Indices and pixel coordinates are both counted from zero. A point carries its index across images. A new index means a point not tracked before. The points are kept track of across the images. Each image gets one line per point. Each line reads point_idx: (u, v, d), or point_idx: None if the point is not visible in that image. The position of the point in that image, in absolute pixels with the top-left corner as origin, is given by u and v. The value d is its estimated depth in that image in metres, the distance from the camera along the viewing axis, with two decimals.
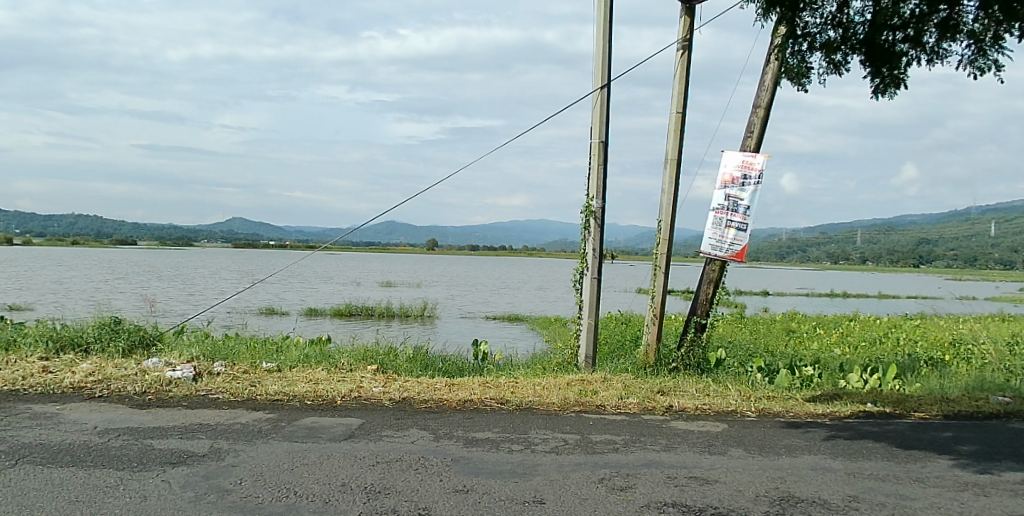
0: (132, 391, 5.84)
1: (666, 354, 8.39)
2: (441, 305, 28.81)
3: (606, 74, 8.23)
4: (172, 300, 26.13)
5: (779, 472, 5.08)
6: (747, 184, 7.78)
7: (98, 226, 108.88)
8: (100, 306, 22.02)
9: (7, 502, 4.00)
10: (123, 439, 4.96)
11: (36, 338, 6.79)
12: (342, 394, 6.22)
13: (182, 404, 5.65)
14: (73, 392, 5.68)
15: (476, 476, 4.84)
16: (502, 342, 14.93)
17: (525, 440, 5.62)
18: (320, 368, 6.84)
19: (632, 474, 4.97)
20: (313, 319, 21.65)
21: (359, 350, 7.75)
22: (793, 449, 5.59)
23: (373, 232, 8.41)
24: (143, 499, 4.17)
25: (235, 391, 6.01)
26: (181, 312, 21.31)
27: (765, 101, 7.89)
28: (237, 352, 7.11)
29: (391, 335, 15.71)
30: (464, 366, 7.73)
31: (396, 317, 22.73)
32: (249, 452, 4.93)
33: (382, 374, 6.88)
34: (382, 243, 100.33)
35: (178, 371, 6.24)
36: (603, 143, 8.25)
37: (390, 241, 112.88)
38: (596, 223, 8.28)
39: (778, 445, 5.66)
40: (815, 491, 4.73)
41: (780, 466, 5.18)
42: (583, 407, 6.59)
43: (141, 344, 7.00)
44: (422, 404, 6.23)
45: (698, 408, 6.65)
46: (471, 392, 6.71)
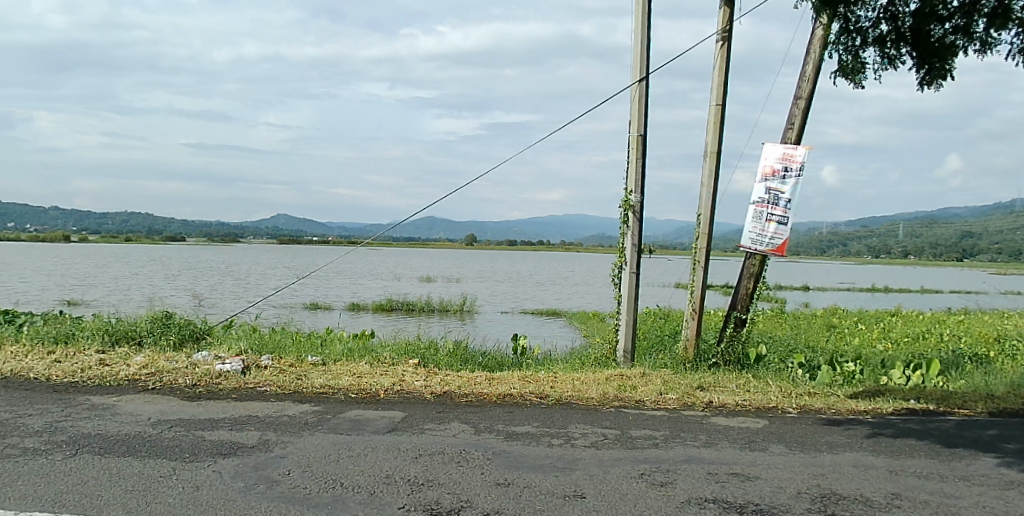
0: (184, 383, 6.02)
1: (706, 349, 8.31)
2: (480, 300, 28.97)
3: (645, 67, 8.18)
4: (221, 295, 26.75)
5: (820, 469, 5.02)
6: (789, 177, 7.67)
7: (148, 222, 111.85)
8: (152, 302, 22.59)
9: (68, 491, 4.17)
10: (175, 430, 5.12)
11: (92, 331, 7.03)
12: (385, 387, 6.32)
13: (232, 397, 5.80)
14: (128, 385, 5.88)
15: (518, 470, 4.88)
16: (540, 337, 14.96)
17: (565, 434, 5.66)
18: (362, 362, 6.96)
19: (672, 471, 4.96)
20: (356, 313, 21.91)
21: (400, 343, 7.86)
22: (834, 446, 5.52)
23: (413, 227, 8.52)
24: (195, 489, 4.31)
25: (282, 385, 6.14)
26: (228, 307, 21.86)
27: (806, 91, 7.76)
28: (283, 346, 7.27)
29: (432, 330, 15.93)
30: (503, 360, 7.78)
31: (435, 312, 22.98)
32: (296, 444, 5.06)
33: (422, 368, 6.97)
34: (419, 238, 101.02)
35: (227, 364, 6.41)
36: (641, 136, 8.20)
37: (426, 237, 113.83)
38: (635, 217, 8.24)
39: (819, 442, 5.59)
40: (856, 488, 4.67)
41: (821, 463, 5.12)
42: (622, 402, 6.59)
43: (191, 337, 7.20)
44: (463, 398, 6.31)
45: (739, 405, 6.60)
46: (511, 386, 6.78)
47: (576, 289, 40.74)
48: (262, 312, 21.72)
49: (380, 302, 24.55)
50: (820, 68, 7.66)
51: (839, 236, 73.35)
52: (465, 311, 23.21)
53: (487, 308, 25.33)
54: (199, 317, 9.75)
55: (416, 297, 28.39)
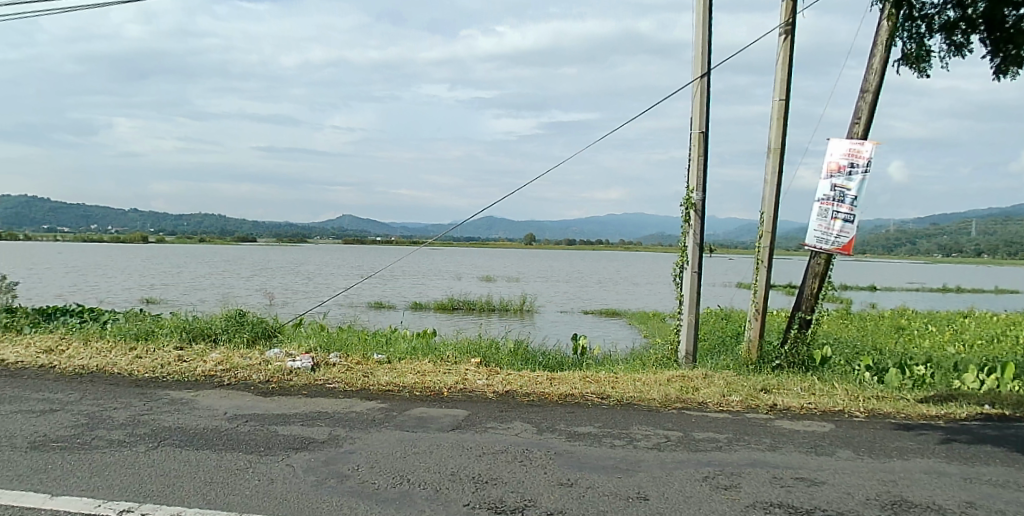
0: (257, 379, 6.22)
1: (769, 350, 8.13)
2: (538, 299, 29.05)
3: (706, 63, 8.05)
4: (289, 294, 27.56)
5: (890, 475, 4.86)
6: (855, 173, 7.43)
7: (217, 223, 115.92)
8: (226, 300, 23.43)
9: (151, 482, 4.37)
10: (250, 424, 5.30)
11: (171, 329, 7.33)
12: (448, 385, 6.39)
13: (302, 393, 5.97)
14: (205, 380, 6.10)
15: (582, 471, 4.88)
16: (600, 337, 14.88)
17: (627, 435, 5.62)
18: (426, 360, 7.05)
19: (736, 474, 4.88)
20: (418, 312, 22.24)
21: (462, 342, 7.95)
22: (905, 451, 5.33)
23: (473, 227, 8.59)
24: (270, 482, 4.46)
25: (350, 381, 6.28)
26: (297, 305, 22.49)
27: (873, 84, 7.50)
28: (349, 344, 7.43)
29: (493, 329, 16.07)
30: (564, 360, 7.77)
31: (495, 311, 23.13)
32: (364, 439, 5.17)
33: (484, 366, 7.02)
34: (476, 237, 101.84)
35: (297, 361, 6.59)
36: (703, 133, 8.08)
37: (483, 236, 114.63)
38: (697, 215, 8.12)
39: (888, 447, 5.41)
40: (928, 495, 4.51)
41: (891, 469, 4.96)
42: (685, 404, 6.50)
43: (263, 335, 7.43)
44: (525, 397, 6.34)
45: (805, 408, 6.43)
46: (573, 386, 6.76)
47: (635, 288, 40.40)
48: (329, 311, 22.27)
49: (442, 301, 24.85)
50: (888, 60, 7.40)
51: (908, 234, 70.67)
52: (525, 310, 23.29)
53: (547, 307, 25.35)
54: (270, 315, 10.08)
55: (477, 296, 28.60)
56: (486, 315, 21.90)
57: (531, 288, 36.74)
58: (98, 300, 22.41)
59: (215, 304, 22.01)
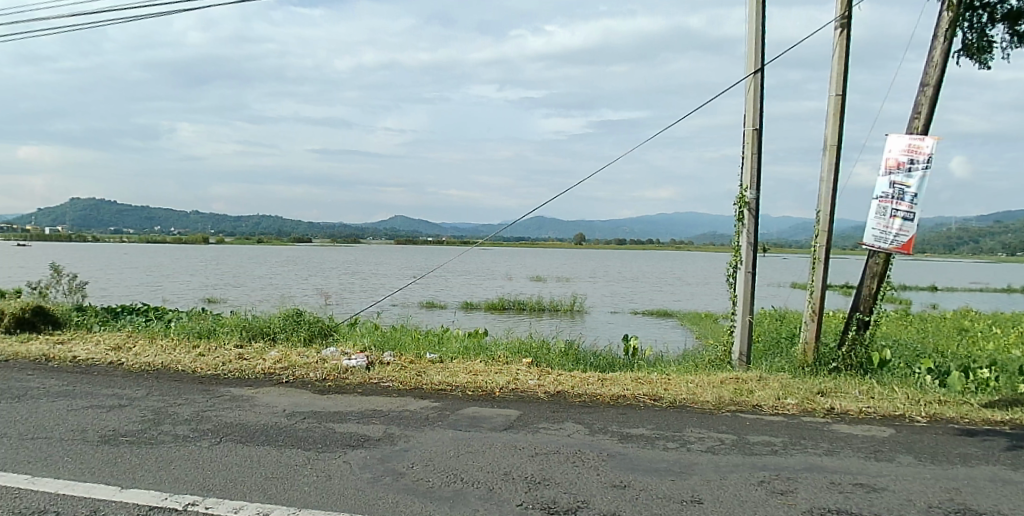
0: (314, 377, 6.34)
1: (826, 353, 7.92)
2: (589, 299, 28.91)
3: (760, 59, 7.89)
4: (345, 293, 28.06)
5: (953, 482, 4.69)
6: (915, 169, 7.19)
7: (272, 224, 118.73)
8: (284, 300, 23.98)
9: (214, 476, 4.50)
10: (308, 421, 5.41)
11: (232, 327, 7.53)
12: (500, 386, 6.41)
13: (357, 391, 6.06)
14: (264, 378, 6.25)
15: (634, 473, 4.83)
16: (652, 338, 14.73)
17: (680, 438, 5.54)
18: (478, 360, 7.08)
19: (793, 478, 4.77)
20: (470, 311, 22.36)
21: (513, 342, 7.96)
22: (969, 458, 5.13)
23: (523, 227, 8.60)
24: (328, 478, 4.55)
25: (403, 380, 6.36)
26: (351, 304, 22.87)
27: (933, 78, 7.23)
28: (403, 343, 7.51)
29: (544, 330, 16.07)
30: (615, 361, 7.71)
31: (546, 311, 23.11)
32: (418, 438, 5.23)
33: (536, 367, 7.02)
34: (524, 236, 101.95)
35: (353, 360, 6.70)
36: (757, 130, 7.92)
37: (531, 235, 114.68)
38: (750, 214, 7.97)
39: (951, 454, 5.22)
40: (994, 504, 4.34)
41: (954, 476, 4.78)
42: (739, 407, 6.38)
43: (319, 333, 7.57)
44: (577, 398, 6.31)
45: (863, 412, 6.25)
46: (624, 387, 6.71)
47: (687, 288, 39.84)
48: (382, 310, 22.57)
49: (493, 301, 24.93)
50: (949, 52, 7.13)
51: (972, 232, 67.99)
52: (575, 310, 23.21)
53: (597, 307, 25.23)
54: (327, 315, 10.26)
55: (527, 295, 28.59)
56: (536, 315, 21.90)
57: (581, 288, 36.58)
58: (164, 300, 23.21)
59: (273, 303, 22.53)
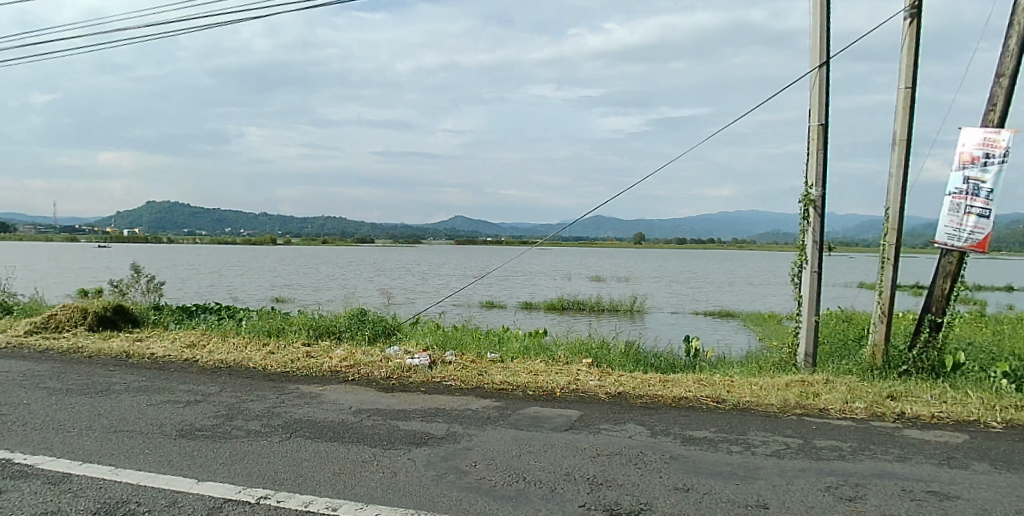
0: (379, 375, 6.46)
1: (896, 355, 7.64)
2: (648, 299, 28.62)
3: (825, 52, 7.67)
4: (407, 293, 28.44)
5: None
6: (991, 163, 6.88)
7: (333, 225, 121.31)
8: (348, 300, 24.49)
9: (285, 471, 4.64)
10: (373, 419, 5.52)
11: (299, 326, 7.74)
12: (561, 386, 6.41)
13: (421, 390, 6.16)
14: (331, 375, 6.41)
15: (697, 476, 4.77)
16: (714, 339, 14.50)
17: (744, 441, 5.44)
18: (538, 360, 7.10)
19: (862, 485, 4.63)
20: (529, 312, 22.39)
21: (574, 342, 7.95)
22: None
23: (582, 227, 8.58)
24: (393, 475, 4.63)
25: (465, 379, 6.43)
26: (413, 304, 23.22)
27: (1010, 67, 6.91)
28: (465, 343, 7.59)
29: (603, 330, 16.01)
30: (676, 362, 7.61)
31: (605, 311, 22.99)
32: (480, 437, 5.28)
33: (596, 367, 6.99)
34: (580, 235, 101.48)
35: (415, 359, 6.80)
36: (822, 126, 7.70)
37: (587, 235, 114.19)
38: (816, 212, 7.76)
39: None
40: None
41: None
42: (805, 411, 6.23)
43: (383, 333, 7.71)
44: (638, 400, 6.25)
45: (936, 417, 6.02)
46: (686, 389, 6.62)
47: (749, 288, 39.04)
48: (442, 310, 22.79)
49: (552, 300, 24.94)
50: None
51: None
52: (635, 310, 23.01)
53: (657, 308, 24.95)
54: (391, 315, 10.47)
55: (587, 295, 28.51)
56: (596, 315, 21.81)
57: (640, 288, 36.20)
58: (234, 300, 23.97)
59: (337, 303, 23.01)
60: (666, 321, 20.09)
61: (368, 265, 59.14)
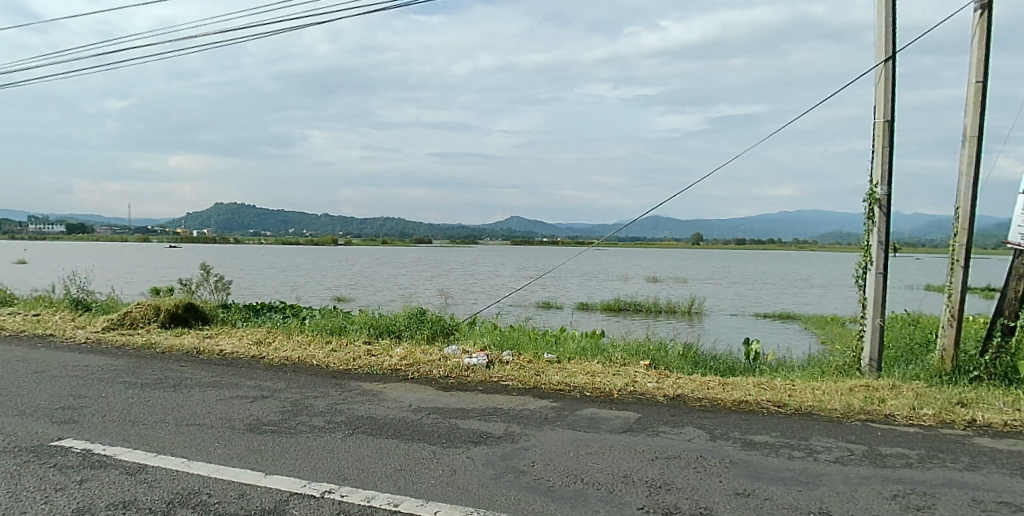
0: (438, 374, 6.55)
1: (966, 360, 7.35)
2: (707, 301, 28.19)
3: (891, 46, 7.43)
4: (465, 294, 28.67)
5: None
6: None
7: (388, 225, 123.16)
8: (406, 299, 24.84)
9: (349, 466, 4.76)
10: (433, 417, 5.61)
11: (361, 324, 7.92)
12: (618, 387, 6.39)
13: (479, 389, 6.22)
14: (391, 373, 6.53)
15: (758, 481, 4.70)
16: (774, 342, 14.21)
17: (808, 447, 5.33)
18: (596, 361, 7.09)
19: (930, 494, 4.49)
20: (586, 313, 22.30)
21: (631, 344, 7.90)
22: None
23: (638, 227, 8.54)
24: (453, 472, 4.70)
25: (522, 379, 6.46)
26: (470, 304, 23.39)
27: None
28: (522, 343, 7.63)
29: (661, 332, 15.85)
30: (735, 364, 7.50)
31: (663, 313, 22.74)
32: (538, 437, 5.30)
33: (654, 370, 6.94)
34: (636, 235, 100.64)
35: (474, 358, 6.87)
36: (888, 122, 7.47)
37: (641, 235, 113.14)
38: (881, 211, 7.52)
39: None
40: None
41: None
42: (870, 416, 6.06)
43: (441, 332, 7.81)
44: (697, 403, 6.18)
45: (1009, 425, 5.78)
46: (746, 392, 6.51)
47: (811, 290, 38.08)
48: (499, 310, 22.90)
49: (608, 302, 24.81)
50: None
51: None
52: (693, 312, 22.69)
53: (716, 310, 24.54)
54: (450, 315, 10.58)
55: (643, 297, 28.28)
56: (653, 317, 21.60)
57: (699, 290, 35.64)
58: (297, 299, 24.58)
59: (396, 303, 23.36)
60: (725, 323, 19.77)
61: (424, 265, 59.81)
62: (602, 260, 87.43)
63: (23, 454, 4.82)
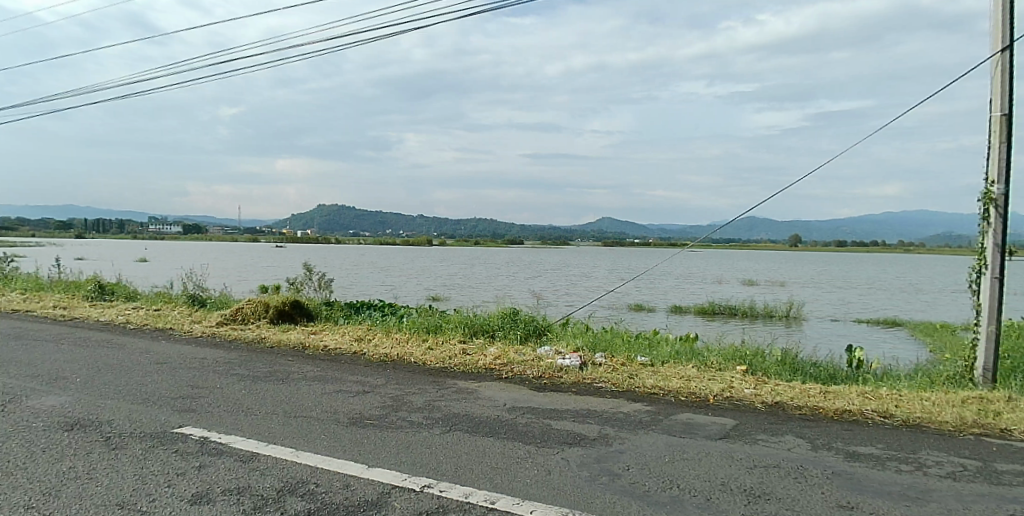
0: (531, 374, 6.63)
1: None
2: (806, 305, 27.17)
3: (1008, 36, 6.98)
4: (556, 295, 28.83)
5: None
6: None
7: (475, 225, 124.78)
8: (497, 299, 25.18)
9: (446, 462, 4.88)
10: (527, 417, 5.68)
11: (456, 323, 8.09)
12: (714, 392, 6.28)
13: (573, 390, 6.25)
14: (486, 372, 6.65)
15: (863, 494, 4.54)
16: (879, 350, 13.57)
17: (916, 460, 5.09)
18: (691, 366, 6.99)
19: None
20: (678, 316, 21.96)
21: (728, 348, 7.74)
22: None
23: (734, 229, 8.37)
24: (548, 473, 4.75)
25: (616, 382, 6.45)
26: (562, 306, 23.45)
27: None
28: (615, 345, 7.62)
29: (758, 337, 15.47)
30: (836, 372, 7.23)
31: (759, 317, 22.09)
32: (633, 441, 5.29)
33: (751, 376, 6.78)
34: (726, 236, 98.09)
35: (567, 360, 6.91)
36: (1005, 117, 7.02)
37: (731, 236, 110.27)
38: (997, 212, 7.07)
39: None
40: None
41: None
42: (985, 430, 5.72)
43: (534, 333, 7.87)
44: (797, 411, 6.01)
45: None
46: (849, 401, 6.27)
47: (920, 296, 36.09)
48: (590, 312, 22.83)
49: (703, 305, 24.28)
50: None
51: None
52: (790, 317, 21.95)
53: (816, 315, 23.62)
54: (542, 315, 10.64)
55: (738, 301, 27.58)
56: (750, 321, 21.03)
57: (797, 294, 34.36)
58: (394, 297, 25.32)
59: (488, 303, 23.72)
60: (826, 329, 19.00)
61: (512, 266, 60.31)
62: (691, 262, 85.60)
63: (149, 439, 5.19)
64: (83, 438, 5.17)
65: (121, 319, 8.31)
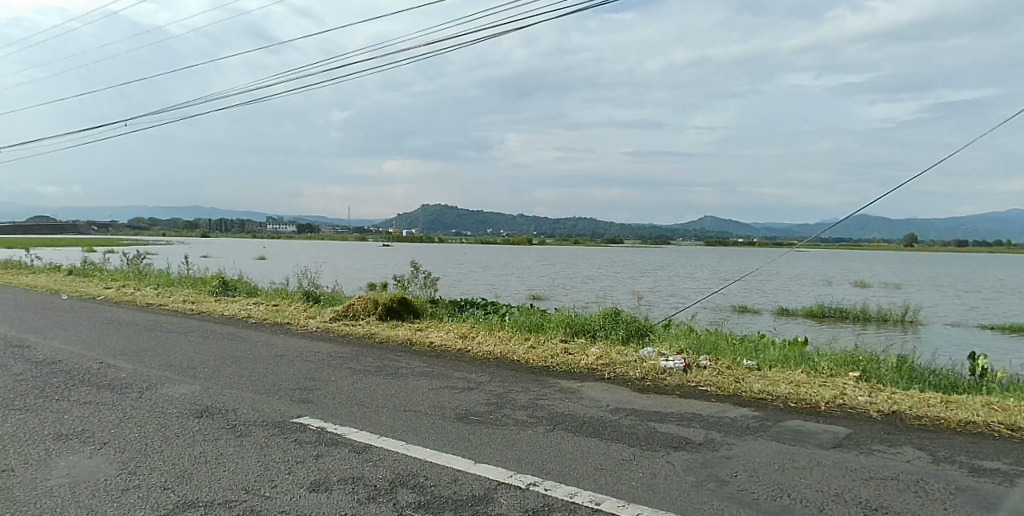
0: (634, 375, 6.62)
1: None
2: (925, 309, 25.61)
3: None
4: (654, 294, 28.45)
5: None
6: None
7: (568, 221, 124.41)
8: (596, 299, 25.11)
9: (550, 461, 4.96)
10: (631, 418, 5.68)
11: (557, 322, 8.16)
12: (826, 399, 6.09)
13: (677, 393, 6.20)
14: (589, 372, 6.69)
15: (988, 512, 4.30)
16: (1012, 359, 12.65)
17: None
18: (800, 370, 6.79)
19: None
20: (786, 319, 21.17)
21: (839, 353, 7.46)
22: None
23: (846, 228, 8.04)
24: (653, 476, 4.75)
25: (722, 386, 6.35)
26: (664, 307, 23.11)
27: None
28: (720, 347, 7.49)
29: (874, 343, 14.75)
30: (959, 381, 6.83)
31: (872, 321, 21.01)
32: (740, 446, 5.20)
33: (865, 383, 6.52)
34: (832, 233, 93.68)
35: (670, 361, 6.86)
36: None
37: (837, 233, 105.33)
38: None
39: None
40: None
41: None
42: None
43: (636, 333, 7.84)
44: (916, 421, 5.74)
45: None
46: (973, 412, 5.93)
47: None
48: (692, 313, 22.38)
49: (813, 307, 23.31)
50: None
51: None
52: (907, 321, 20.77)
53: (937, 319, 22.21)
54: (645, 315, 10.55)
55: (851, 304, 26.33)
56: (865, 325, 20.04)
57: (915, 297, 32.41)
58: (493, 296, 25.66)
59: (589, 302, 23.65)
60: (949, 335, 17.86)
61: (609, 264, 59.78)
62: (795, 260, 82.28)
63: (271, 428, 5.53)
64: (212, 425, 5.57)
65: (243, 313, 8.85)
